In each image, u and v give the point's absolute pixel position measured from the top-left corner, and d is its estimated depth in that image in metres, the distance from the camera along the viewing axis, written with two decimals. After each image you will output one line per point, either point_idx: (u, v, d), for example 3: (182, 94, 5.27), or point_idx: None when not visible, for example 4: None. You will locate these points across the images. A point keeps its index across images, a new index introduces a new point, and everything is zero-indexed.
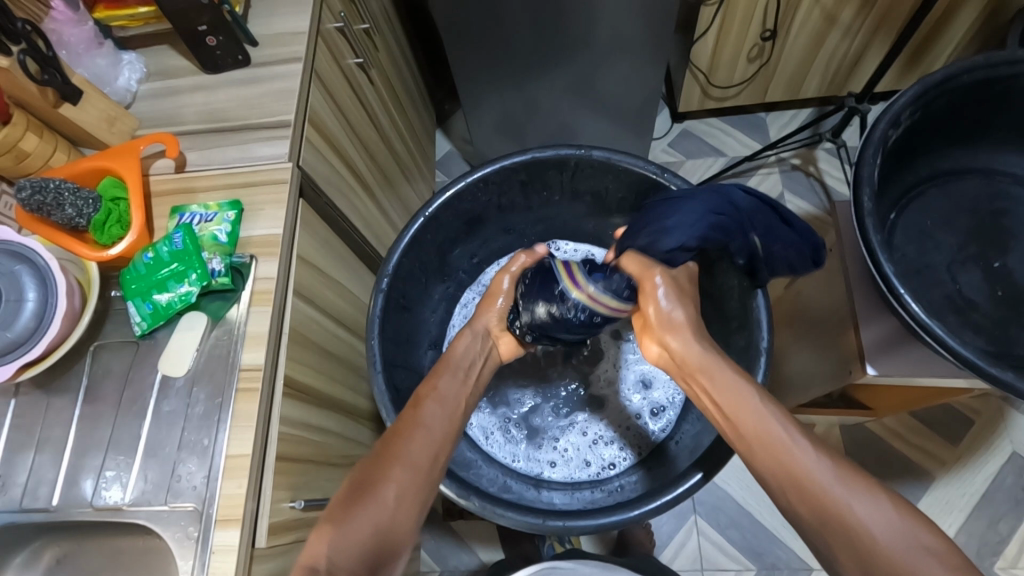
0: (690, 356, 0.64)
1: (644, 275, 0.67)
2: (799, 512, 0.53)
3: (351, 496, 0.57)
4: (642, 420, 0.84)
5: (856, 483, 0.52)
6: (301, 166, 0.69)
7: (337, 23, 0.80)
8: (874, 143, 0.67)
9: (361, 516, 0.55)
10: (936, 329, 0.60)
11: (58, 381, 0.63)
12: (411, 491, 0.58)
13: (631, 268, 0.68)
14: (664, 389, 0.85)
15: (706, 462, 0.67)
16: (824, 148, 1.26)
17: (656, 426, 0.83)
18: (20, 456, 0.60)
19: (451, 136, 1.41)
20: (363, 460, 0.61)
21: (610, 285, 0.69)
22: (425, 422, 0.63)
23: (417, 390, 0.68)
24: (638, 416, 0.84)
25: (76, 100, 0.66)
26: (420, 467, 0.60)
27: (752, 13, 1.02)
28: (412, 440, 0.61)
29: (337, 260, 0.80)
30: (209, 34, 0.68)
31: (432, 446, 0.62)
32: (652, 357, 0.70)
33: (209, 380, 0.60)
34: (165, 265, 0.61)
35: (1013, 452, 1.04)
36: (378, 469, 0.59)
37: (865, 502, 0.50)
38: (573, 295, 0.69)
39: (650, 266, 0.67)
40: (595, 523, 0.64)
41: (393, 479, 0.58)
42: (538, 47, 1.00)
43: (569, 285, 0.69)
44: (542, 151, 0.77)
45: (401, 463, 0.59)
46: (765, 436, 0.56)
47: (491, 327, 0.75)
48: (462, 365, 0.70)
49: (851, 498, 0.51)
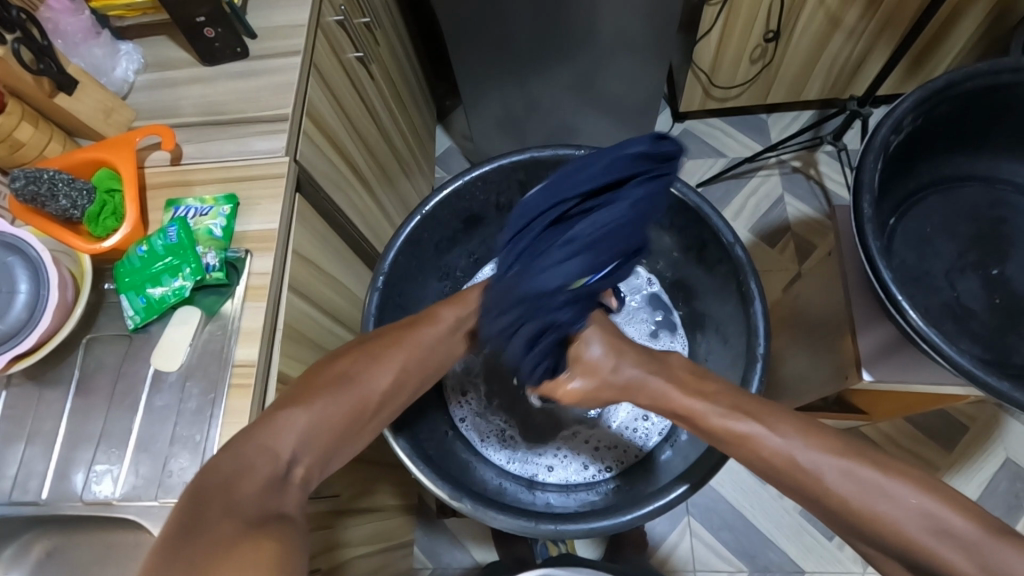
0: (665, 398, 0.61)
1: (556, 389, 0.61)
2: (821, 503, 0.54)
3: (323, 385, 0.56)
4: (647, 422, 0.83)
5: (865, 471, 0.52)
6: (297, 160, 0.68)
7: (337, 17, 0.79)
8: (875, 148, 0.66)
9: (330, 405, 0.55)
10: (933, 338, 0.60)
11: (50, 373, 0.62)
12: (385, 401, 0.60)
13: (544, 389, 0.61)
14: None
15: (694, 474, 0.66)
16: (824, 151, 1.26)
17: (658, 425, 0.82)
18: (11, 448, 0.60)
19: (451, 132, 1.40)
20: (340, 351, 0.61)
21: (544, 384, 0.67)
22: (423, 341, 0.63)
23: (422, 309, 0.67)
24: (639, 418, 0.83)
25: (71, 90, 0.65)
26: (404, 383, 0.62)
27: (755, 14, 1.02)
28: (399, 349, 0.62)
29: (333, 255, 0.80)
30: (207, 25, 0.67)
31: (416, 373, 0.63)
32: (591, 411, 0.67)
33: (202, 375, 0.60)
34: (160, 258, 0.61)
35: (1007, 458, 1.04)
36: (361, 368, 0.59)
37: (861, 484, 0.51)
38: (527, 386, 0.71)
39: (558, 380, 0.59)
40: (586, 529, 0.64)
41: (369, 380, 0.59)
42: (539, 45, 0.99)
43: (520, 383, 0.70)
44: (541, 150, 0.77)
45: (385, 368, 0.60)
46: (737, 437, 0.57)
47: None
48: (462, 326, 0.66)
49: (863, 493, 0.51)
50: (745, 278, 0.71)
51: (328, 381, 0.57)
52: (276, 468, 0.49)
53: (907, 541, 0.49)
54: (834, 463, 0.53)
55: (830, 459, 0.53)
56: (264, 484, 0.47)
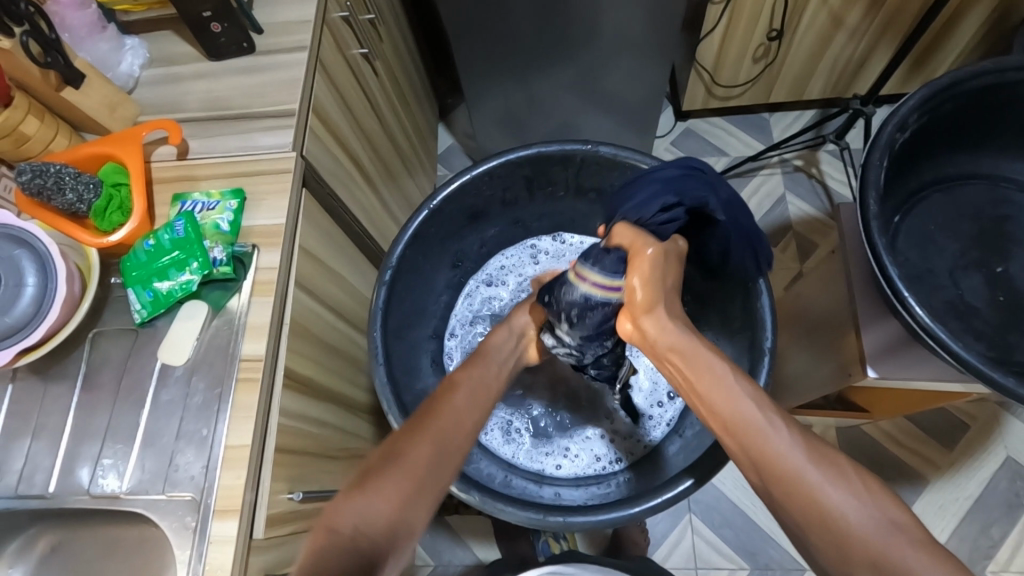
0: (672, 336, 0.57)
1: (636, 245, 0.58)
2: (773, 496, 0.50)
3: (376, 468, 0.53)
4: (662, 408, 0.84)
5: (828, 466, 0.49)
6: (304, 155, 0.68)
7: (342, 13, 0.79)
8: (880, 146, 0.67)
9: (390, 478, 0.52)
10: (939, 334, 0.60)
11: (55, 368, 0.62)
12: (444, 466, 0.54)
13: (624, 236, 0.59)
14: None
15: (697, 468, 0.67)
16: (827, 150, 1.26)
17: (670, 413, 0.84)
18: (16, 443, 0.60)
19: (453, 130, 1.41)
20: (393, 434, 0.57)
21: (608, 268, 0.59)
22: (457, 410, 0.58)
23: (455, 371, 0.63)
24: (655, 404, 0.84)
25: (78, 84, 0.65)
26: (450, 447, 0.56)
27: (760, 12, 1.02)
28: (439, 413, 0.57)
29: (338, 252, 0.80)
30: (213, 20, 0.67)
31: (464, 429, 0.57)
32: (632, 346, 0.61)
33: (208, 370, 0.59)
34: (166, 253, 0.61)
35: (1008, 457, 1.04)
36: (405, 445, 0.55)
37: None
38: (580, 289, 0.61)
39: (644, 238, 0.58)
40: (596, 521, 0.64)
41: (423, 455, 0.54)
42: (543, 42, 0.99)
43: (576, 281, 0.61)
44: (548, 146, 0.77)
45: (432, 437, 0.55)
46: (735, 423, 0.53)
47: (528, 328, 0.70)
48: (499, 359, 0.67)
49: (823, 483, 0.48)
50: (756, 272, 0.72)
51: (384, 459, 0.54)
52: (340, 542, 0.47)
53: (884, 553, 0.45)
54: (825, 473, 0.49)
55: (820, 466, 0.50)
56: (340, 564, 0.46)
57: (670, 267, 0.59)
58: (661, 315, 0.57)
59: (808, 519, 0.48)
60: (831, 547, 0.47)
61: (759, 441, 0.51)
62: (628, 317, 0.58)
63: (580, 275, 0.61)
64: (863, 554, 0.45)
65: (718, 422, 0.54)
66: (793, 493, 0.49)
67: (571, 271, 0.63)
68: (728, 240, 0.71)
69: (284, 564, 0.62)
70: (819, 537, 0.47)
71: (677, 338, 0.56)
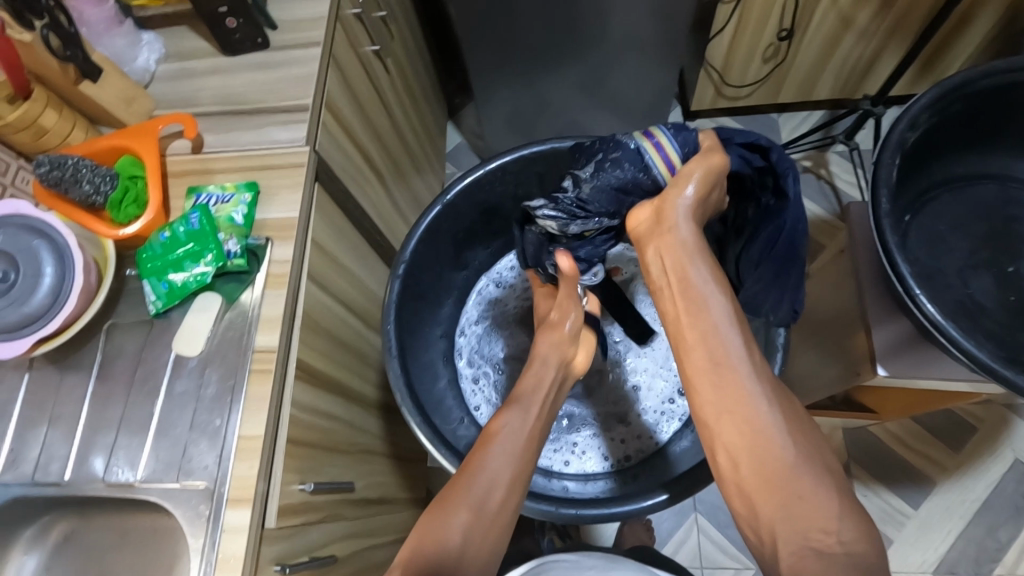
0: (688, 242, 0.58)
1: (712, 147, 0.61)
2: (721, 414, 0.50)
3: (425, 525, 0.55)
4: (674, 404, 0.84)
5: (787, 410, 0.49)
6: (317, 150, 0.69)
7: (355, 10, 0.80)
8: (892, 145, 0.67)
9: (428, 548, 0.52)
10: (951, 331, 0.60)
11: (71, 358, 0.63)
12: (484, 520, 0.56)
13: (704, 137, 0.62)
14: None
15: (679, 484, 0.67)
16: (835, 151, 1.27)
17: (683, 409, 0.84)
18: (33, 431, 0.61)
19: (462, 128, 1.41)
20: (430, 506, 0.57)
21: (680, 140, 0.61)
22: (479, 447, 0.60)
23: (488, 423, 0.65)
24: (667, 401, 0.85)
25: (95, 78, 0.66)
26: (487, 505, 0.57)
27: (769, 13, 1.02)
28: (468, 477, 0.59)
29: (349, 247, 0.80)
30: (229, 16, 0.68)
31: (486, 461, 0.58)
32: (637, 240, 0.62)
33: (222, 361, 0.60)
34: (181, 245, 0.62)
35: (1015, 460, 1.04)
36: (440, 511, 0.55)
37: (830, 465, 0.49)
38: (639, 142, 0.61)
39: (716, 147, 0.60)
40: (606, 513, 0.65)
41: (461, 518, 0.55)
42: (553, 41, 0.99)
43: (641, 136, 0.62)
44: (561, 142, 0.77)
45: (464, 498, 0.56)
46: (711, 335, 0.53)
47: (564, 354, 0.71)
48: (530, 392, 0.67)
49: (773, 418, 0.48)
50: (787, 295, 0.70)
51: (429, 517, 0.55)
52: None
53: (813, 507, 0.44)
54: (778, 409, 0.49)
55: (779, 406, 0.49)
56: None
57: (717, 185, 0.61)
58: (688, 217, 0.58)
59: (746, 445, 0.48)
60: (755, 476, 0.47)
61: (726, 355, 0.52)
62: (653, 205, 0.60)
63: (651, 133, 0.62)
64: (784, 489, 0.45)
65: (693, 330, 0.54)
66: (739, 413, 0.49)
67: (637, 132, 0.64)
68: (781, 234, 0.67)
69: (296, 555, 0.63)
70: (743, 453, 0.48)
71: (685, 236, 0.58)
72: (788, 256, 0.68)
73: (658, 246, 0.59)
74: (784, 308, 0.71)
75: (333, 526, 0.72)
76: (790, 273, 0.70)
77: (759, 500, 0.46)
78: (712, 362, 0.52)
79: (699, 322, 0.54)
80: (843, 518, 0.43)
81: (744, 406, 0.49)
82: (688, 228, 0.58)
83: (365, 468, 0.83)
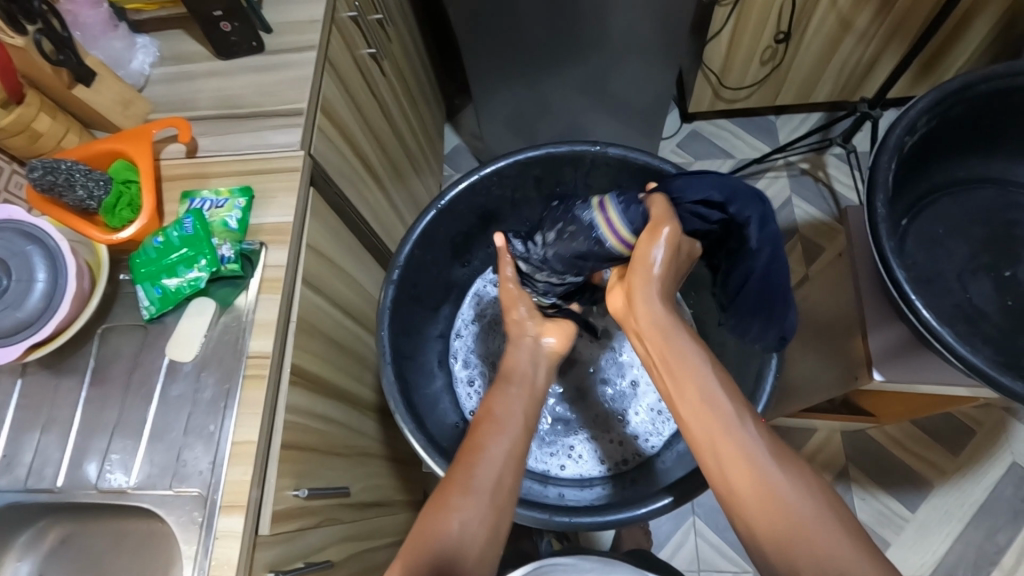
0: (663, 320, 0.57)
1: (659, 219, 0.57)
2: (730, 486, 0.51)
3: (426, 520, 0.55)
4: None
5: (790, 467, 0.50)
6: (312, 154, 0.68)
7: (352, 13, 0.80)
8: (889, 149, 0.66)
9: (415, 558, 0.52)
10: (947, 337, 0.60)
11: (65, 362, 0.63)
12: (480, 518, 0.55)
13: (654, 210, 0.58)
14: None
15: (678, 488, 0.66)
16: (834, 153, 1.26)
17: None
18: (27, 436, 0.60)
19: (460, 130, 1.41)
20: (427, 502, 0.57)
21: (630, 214, 0.59)
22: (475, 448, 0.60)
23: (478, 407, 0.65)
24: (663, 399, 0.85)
25: (90, 82, 0.65)
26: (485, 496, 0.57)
27: (767, 15, 1.02)
28: (463, 469, 0.59)
29: (345, 250, 0.80)
30: (224, 19, 0.68)
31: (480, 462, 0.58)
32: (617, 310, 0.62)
33: (217, 366, 0.60)
34: (175, 250, 0.61)
35: (1014, 463, 1.04)
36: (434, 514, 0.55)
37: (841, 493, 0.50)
38: (590, 215, 0.61)
39: (664, 218, 0.57)
40: (600, 521, 0.65)
41: (454, 509, 0.55)
42: (551, 44, 0.99)
43: (593, 208, 0.61)
44: (557, 146, 0.77)
45: (457, 488, 0.57)
46: (700, 411, 0.53)
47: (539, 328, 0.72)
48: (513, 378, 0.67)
49: (778, 481, 0.49)
50: (771, 321, 0.67)
51: (429, 512, 0.56)
52: None
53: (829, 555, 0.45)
54: (774, 462, 0.50)
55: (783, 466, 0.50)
56: None
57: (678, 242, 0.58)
58: (653, 290, 0.57)
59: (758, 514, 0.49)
60: (751, 509, 0.49)
61: (708, 403, 0.53)
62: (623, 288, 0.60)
63: (602, 206, 0.61)
64: (780, 517, 0.48)
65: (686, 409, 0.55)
66: (729, 457, 0.51)
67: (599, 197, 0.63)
68: (752, 276, 0.64)
69: (291, 560, 0.63)
70: (759, 521, 0.49)
71: (658, 314, 0.57)
72: (767, 291, 0.65)
73: (636, 330, 0.60)
74: (761, 331, 0.68)
75: (329, 531, 0.72)
76: (773, 307, 0.66)
77: (772, 552, 0.48)
78: (696, 415, 0.54)
79: (680, 379, 0.55)
80: (837, 537, 0.46)
81: (732, 448, 0.51)
82: (657, 303, 0.57)
83: (362, 472, 0.82)
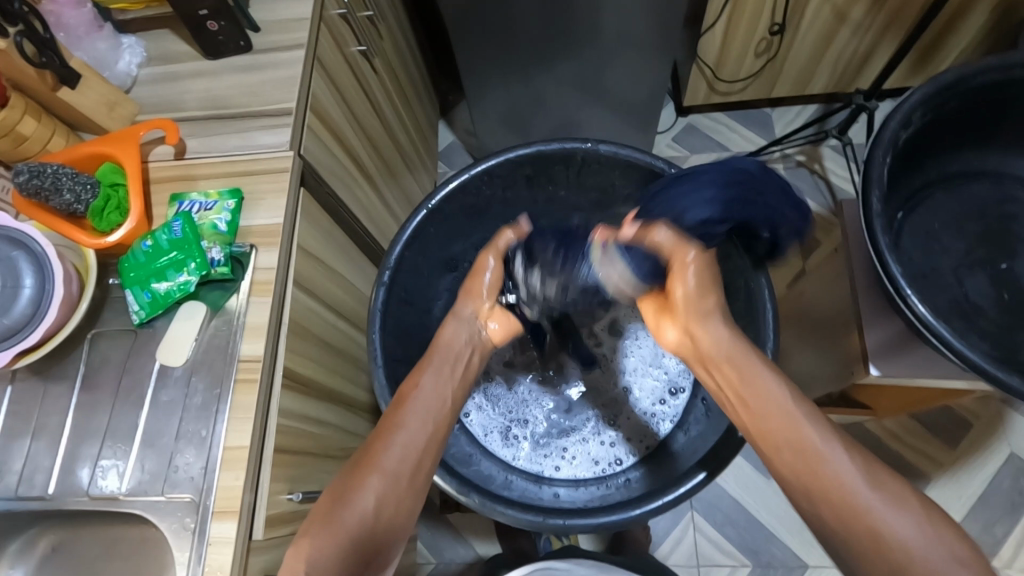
0: (731, 351, 0.61)
1: (677, 251, 0.63)
2: (821, 516, 0.51)
3: (341, 488, 0.55)
4: (664, 405, 0.84)
5: (880, 484, 0.51)
6: (302, 154, 0.68)
7: (341, 10, 0.79)
8: (883, 143, 0.66)
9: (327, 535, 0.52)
10: (943, 332, 0.59)
11: (54, 368, 0.62)
12: (392, 495, 0.56)
13: (665, 246, 0.64)
14: (677, 368, 0.85)
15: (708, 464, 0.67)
16: (829, 145, 1.26)
17: (673, 410, 0.83)
18: (17, 444, 0.60)
19: (454, 126, 1.40)
20: (341, 470, 0.58)
21: (636, 263, 0.66)
22: None
23: (399, 388, 0.64)
24: (657, 402, 0.84)
25: (74, 83, 0.65)
26: (402, 477, 0.57)
27: (762, 8, 1.01)
28: (379, 443, 0.59)
29: (337, 250, 0.79)
30: (210, 19, 0.67)
31: None
32: (670, 344, 0.68)
33: (208, 371, 0.59)
34: (164, 253, 0.61)
35: (1012, 454, 1.04)
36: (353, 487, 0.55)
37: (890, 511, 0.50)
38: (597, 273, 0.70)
39: (684, 244, 0.64)
40: (595, 523, 0.64)
41: (370, 484, 0.55)
42: (544, 39, 0.98)
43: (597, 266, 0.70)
44: (548, 144, 0.76)
45: (374, 467, 0.56)
46: (789, 438, 0.54)
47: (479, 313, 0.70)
48: (449, 354, 0.67)
49: (873, 500, 0.50)
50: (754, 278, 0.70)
51: (347, 480, 0.56)
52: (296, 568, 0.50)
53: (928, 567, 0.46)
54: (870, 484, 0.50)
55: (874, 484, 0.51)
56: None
57: (714, 271, 0.65)
58: (710, 317, 0.63)
59: (859, 538, 0.49)
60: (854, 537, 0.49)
61: (788, 429, 0.55)
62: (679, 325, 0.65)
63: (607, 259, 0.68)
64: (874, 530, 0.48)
65: (769, 443, 0.56)
66: (815, 477, 0.52)
67: (597, 245, 0.69)
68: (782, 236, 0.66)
69: None
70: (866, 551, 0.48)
71: (722, 345, 0.61)
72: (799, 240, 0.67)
73: (694, 360, 0.65)
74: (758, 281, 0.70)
75: None
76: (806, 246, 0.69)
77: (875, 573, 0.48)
78: (776, 436, 0.55)
79: (756, 406, 0.57)
80: (925, 546, 0.47)
81: (817, 466, 0.52)
82: (719, 335, 0.62)
83: None
